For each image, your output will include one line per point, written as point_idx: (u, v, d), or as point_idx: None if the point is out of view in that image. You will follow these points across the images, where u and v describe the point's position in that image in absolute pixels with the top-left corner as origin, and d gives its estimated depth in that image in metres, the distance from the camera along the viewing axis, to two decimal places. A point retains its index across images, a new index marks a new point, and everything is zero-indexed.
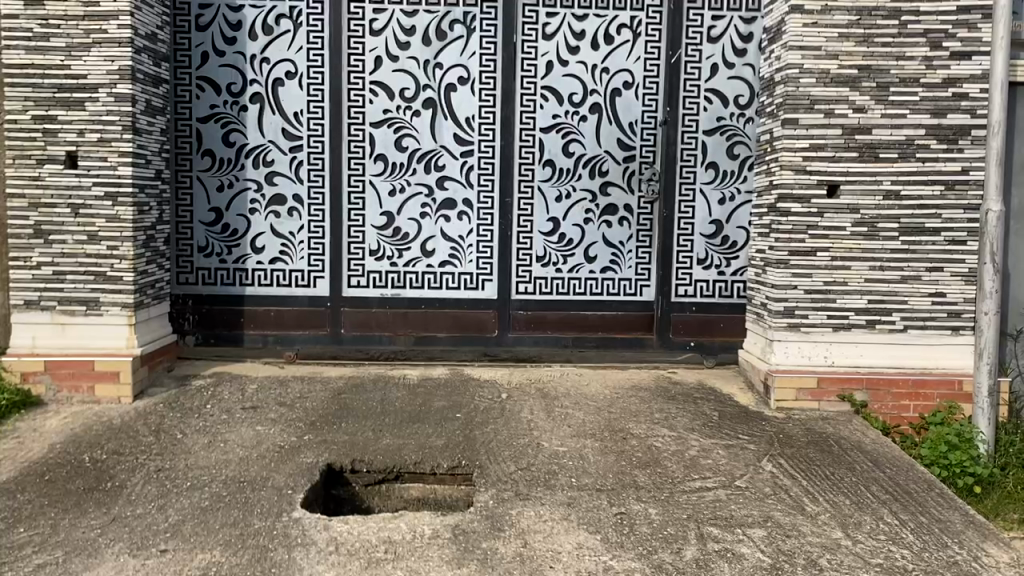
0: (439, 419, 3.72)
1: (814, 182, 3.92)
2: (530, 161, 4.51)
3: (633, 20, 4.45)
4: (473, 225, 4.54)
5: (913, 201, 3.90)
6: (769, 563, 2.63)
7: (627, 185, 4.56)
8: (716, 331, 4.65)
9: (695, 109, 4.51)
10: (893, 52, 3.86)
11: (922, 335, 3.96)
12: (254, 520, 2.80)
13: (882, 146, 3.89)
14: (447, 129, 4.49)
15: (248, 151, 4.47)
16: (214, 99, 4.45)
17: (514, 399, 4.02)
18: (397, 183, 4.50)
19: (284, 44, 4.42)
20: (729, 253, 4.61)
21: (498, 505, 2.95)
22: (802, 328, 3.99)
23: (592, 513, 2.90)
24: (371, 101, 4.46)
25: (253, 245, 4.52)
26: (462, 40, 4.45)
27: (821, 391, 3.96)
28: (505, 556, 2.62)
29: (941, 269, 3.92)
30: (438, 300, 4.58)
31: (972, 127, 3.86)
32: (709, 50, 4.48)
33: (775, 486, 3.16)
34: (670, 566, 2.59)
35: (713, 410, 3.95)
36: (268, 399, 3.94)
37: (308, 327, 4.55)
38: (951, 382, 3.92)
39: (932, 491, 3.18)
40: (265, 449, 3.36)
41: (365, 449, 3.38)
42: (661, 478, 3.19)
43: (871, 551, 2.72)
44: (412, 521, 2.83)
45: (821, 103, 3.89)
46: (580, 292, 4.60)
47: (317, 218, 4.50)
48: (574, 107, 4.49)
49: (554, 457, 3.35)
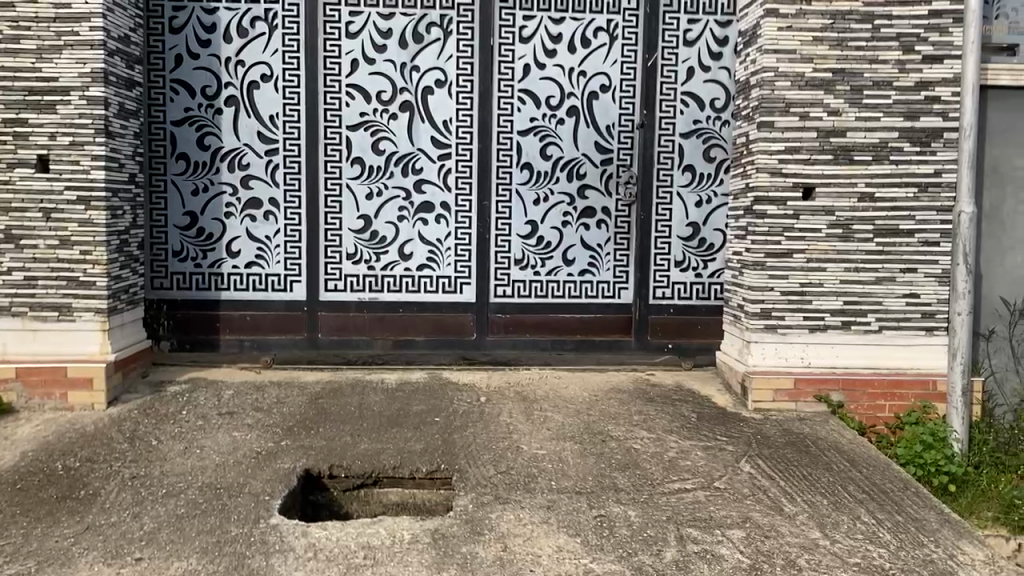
0: (418, 424, 3.70)
1: (789, 184, 3.95)
2: (507, 164, 4.51)
3: (610, 24, 4.46)
4: (451, 228, 4.53)
5: (887, 203, 3.94)
6: (748, 563, 2.64)
7: (604, 188, 4.57)
8: (693, 333, 4.67)
9: (671, 113, 4.54)
10: (866, 55, 3.90)
11: (896, 335, 4.00)
12: (231, 527, 2.76)
13: (856, 148, 3.93)
14: (424, 132, 4.48)
15: (223, 154, 4.44)
16: (188, 102, 4.41)
17: (492, 402, 4.02)
18: (374, 187, 4.48)
19: (259, 47, 4.39)
20: (706, 256, 4.63)
21: (477, 509, 2.93)
22: (779, 330, 4.02)
23: (572, 516, 2.90)
24: (348, 104, 4.43)
25: (228, 250, 4.48)
26: (439, 43, 4.44)
27: (798, 392, 3.99)
28: (485, 559, 2.61)
29: (915, 270, 3.96)
30: (417, 303, 4.56)
31: (944, 130, 3.91)
32: (685, 54, 4.50)
33: (753, 486, 3.18)
34: (650, 568, 2.59)
35: (691, 411, 3.97)
36: (244, 404, 3.90)
37: (285, 332, 4.51)
38: (925, 382, 3.97)
39: (908, 491, 3.20)
40: (242, 455, 3.33)
41: (343, 454, 3.35)
42: (640, 479, 3.19)
43: (848, 551, 2.73)
44: (391, 526, 2.81)
45: (796, 105, 3.92)
46: (559, 295, 4.60)
47: (293, 221, 4.46)
48: (551, 110, 4.50)
49: (533, 460, 3.35)
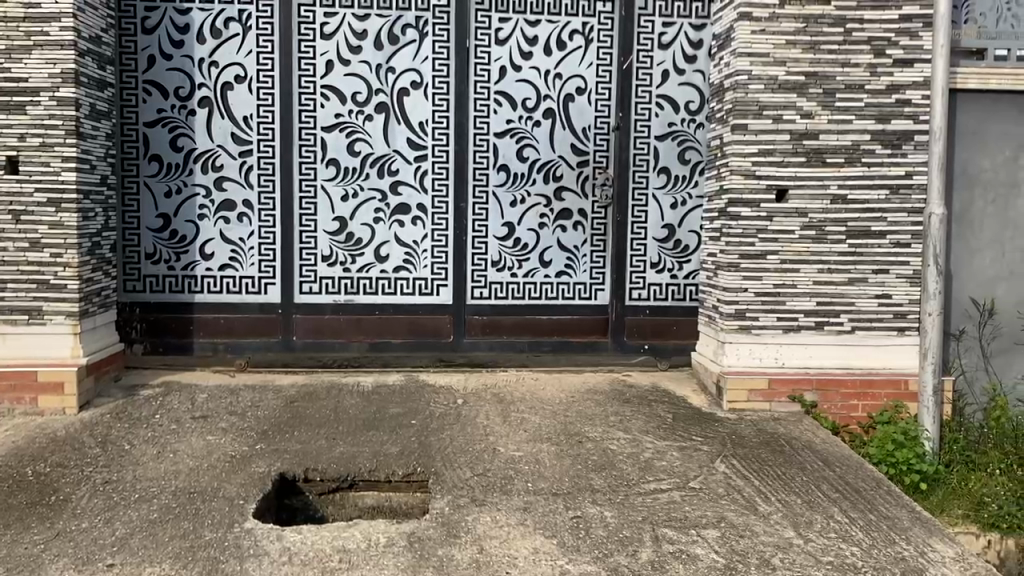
0: (394, 426, 3.69)
1: (763, 186, 3.98)
2: (484, 165, 4.51)
3: (585, 27, 4.48)
4: (427, 230, 4.52)
5: (859, 205, 3.98)
6: (723, 563, 2.65)
7: (580, 190, 4.58)
8: (668, 334, 4.69)
9: (647, 115, 4.56)
10: (838, 59, 3.94)
11: (869, 336, 4.04)
12: (205, 531, 2.74)
13: (829, 151, 3.98)
14: (400, 134, 4.47)
15: (197, 155, 4.40)
16: (161, 103, 4.37)
17: (469, 405, 4.01)
18: (349, 188, 4.46)
19: (232, 47, 4.36)
20: (681, 257, 4.66)
21: (453, 511, 2.93)
22: (753, 331, 4.05)
23: (549, 518, 2.90)
24: (323, 105, 4.41)
25: (201, 252, 4.44)
26: (414, 44, 4.43)
27: (772, 392, 4.02)
28: (461, 562, 2.61)
29: (887, 271, 4.01)
30: (393, 305, 4.54)
31: (915, 132, 3.96)
32: (660, 57, 4.53)
33: (728, 486, 3.20)
34: (626, 568, 2.60)
35: (668, 412, 3.99)
36: (219, 408, 3.87)
37: (260, 335, 4.48)
38: (898, 381, 4.02)
39: (880, 489, 3.24)
40: (216, 459, 3.30)
41: (318, 458, 3.33)
42: (617, 480, 3.21)
43: (822, 549, 2.76)
44: (367, 529, 2.80)
45: (769, 108, 3.95)
46: (536, 296, 4.61)
47: (268, 223, 4.44)
48: (527, 112, 4.50)
49: (510, 462, 3.35)
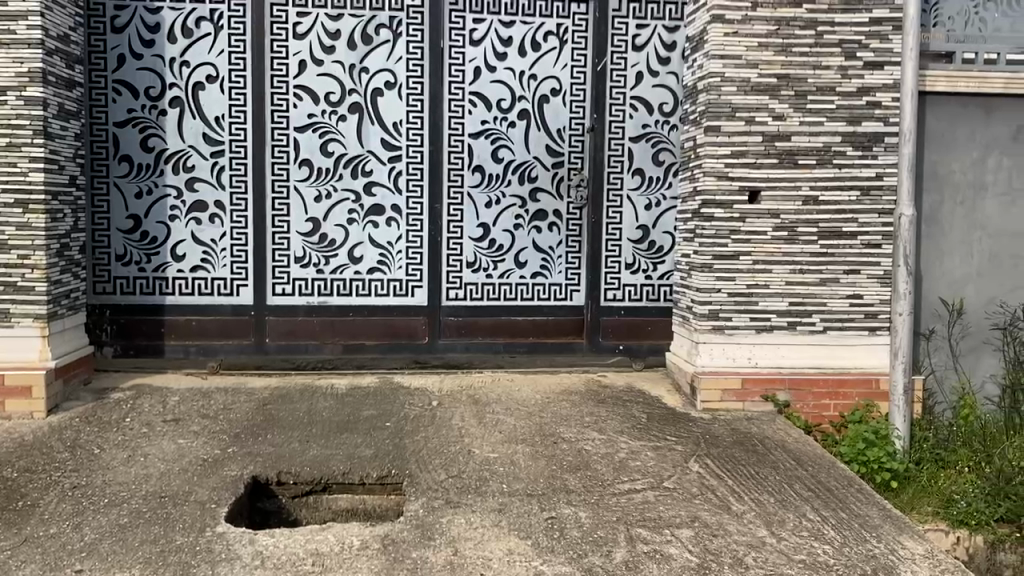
0: (368, 429, 3.67)
1: (736, 188, 4.01)
2: (458, 166, 4.50)
3: (560, 28, 4.49)
4: (402, 231, 4.50)
5: (831, 206, 4.02)
6: (696, 563, 2.66)
7: (555, 191, 4.59)
8: (643, 335, 4.70)
9: (621, 117, 4.57)
10: (810, 61, 3.97)
11: (841, 336, 4.08)
12: (175, 535, 2.71)
13: (801, 152, 4.01)
14: (374, 134, 4.45)
15: (168, 156, 4.36)
16: (132, 103, 4.33)
17: (444, 406, 4.00)
18: (323, 189, 4.44)
19: (204, 47, 4.32)
20: (656, 258, 4.67)
21: (428, 514, 2.92)
22: (726, 331, 4.08)
23: (524, 519, 2.90)
24: (296, 105, 4.38)
25: (173, 253, 4.40)
26: (388, 45, 4.42)
27: (744, 392, 4.03)
28: (436, 564, 2.60)
29: (858, 272, 4.05)
30: (367, 307, 4.52)
31: (885, 134, 4.01)
32: (634, 58, 4.54)
33: (702, 486, 3.22)
34: (600, 569, 2.60)
35: (642, 412, 4.00)
36: (191, 411, 3.83)
37: (232, 337, 4.44)
38: (869, 380, 4.07)
39: (852, 488, 3.27)
40: (188, 462, 3.27)
41: (291, 461, 3.31)
42: (592, 481, 3.21)
43: (794, 548, 2.78)
44: (341, 532, 2.79)
45: (742, 110, 3.98)
46: (511, 298, 4.61)
47: (240, 224, 4.40)
48: (502, 113, 4.50)
49: (484, 463, 3.34)
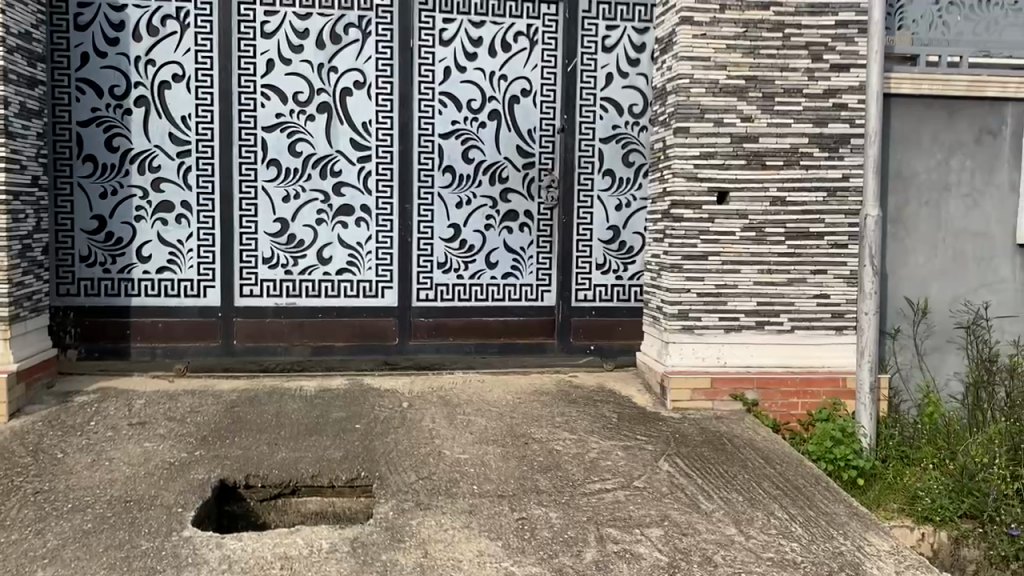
0: (337, 431, 3.65)
1: (704, 189, 4.04)
2: (428, 167, 4.49)
3: (530, 29, 4.49)
4: (372, 231, 4.48)
5: (798, 207, 4.06)
6: (666, 562, 2.68)
7: (526, 192, 4.59)
8: (614, 335, 4.72)
9: (591, 118, 4.58)
10: (777, 63, 4.01)
11: (809, 335, 4.12)
12: (141, 541, 2.68)
13: (768, 154, 4.05)
14: (343, 134, 4.42)
15: (133, 156, 4.31)
16: (96, 102, 4.27)
17: (415, 408, 3.99)
18: (291, 189, 4.40)
19: (170, 46, 4.27)
20: (626, 258, 4.69)
21: (398, 516, 2.90)
22: (695, 331, 4.10)
23: (494, 520, 2.90)
24: (263, 104, 4.35)
25: (139, 254, 4.35)
26: (357, 44, 4.39)
27: (714, 391, 4.07)
28: (405, 566, 2.59)
29: (825, 272, 4.09)
30: (336, 308, 4.49)
31: (851, 136, 4.05)
32: (604, 59, 4.55)
33: (672, 485, 3.24)
34: (571, 569, 2.61)
35: (613, 411, 4.02)
36: (157, 414, 3.79)
37: (199, 339, 4.40)
38: (834, 380, 4.11)
39: (819, 486, 3.30)
40: (153, 466, 3.23)
41: (260, 464, 3.28)
42: (562, 481, 3.22)
43: (762, 546, 2.80)
44: (310, 535, 2.76)
45: (710, 112, 4.01)
46: (482, 298, 4.60)
47: (207, 225, 4.36)
48: (472, 113, 4.50)
49: (455, 465, 3.34)
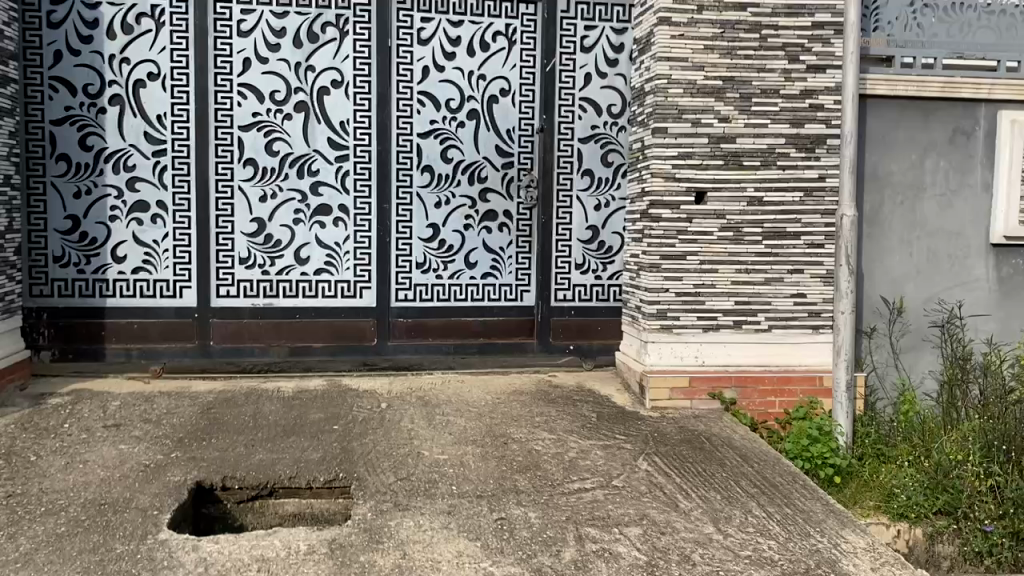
0: (315, 432, 3.63)
1: (682, 189, 4.05)
2: (407, 166, 4.48)
3: (508, 29, 4.49)
4: (350, 231, 4.45)
5: (775, 207, 4.09)
6: (645, 561, 2.68)
7: (505, 192, 4.59)
8: (593, 335, 4.72)
9: (570, 118, 4.59)
10: (754, 64, 4.04)
11: (786, 334, 4.15)
12: (115, 544, 2.65)
13: (746, 154, 4.07)
14: (321, 133, 4.40)
15: (108, 155, 4.26)
16: (69, 100, 4.22)
17: (393, 408, 3.98)
18: (268, 189, 4.37)
19: (144, 44, 4.23)
20: (605, 258, 4.69)
21: (376, 517, 2.89)
22: (674, 330, 4.11)
23: (473, 520, 2.89)
24: (240, 103, 4.32)
25: (113, 255, 4.30)
26: (335, 43, 4.37)
27: (693, 390, 4.10)
28: (384, 568, 2.57)
29: (802, 271, 4.12)
30: (314, 309, 4.46)
31: (827, 136, 4.09)
32: (583, 59, 4.56)
33: (651, 484, 3.25)
34: (549, 568, 2.61)
35: (592, 411, 4.02)
36: (132, 416, 3.75)
37: (175, 340, 4.36)
38: (811, 378, 4.15)
39: (796, 483, 3.32)
40: (129, 468, 3.19)
41: (237, 465, 3.25)
42: (541, 481, 3.22)
43: (740, 544, 2.81)
44: (287, 537, 2.75)
45: (688, 112, 4.03)
46: (461, 298, 4.59)
47: (183, 225, 4.32)
48: (451, 113, 4.49)
49: (434, 465, 3.33)
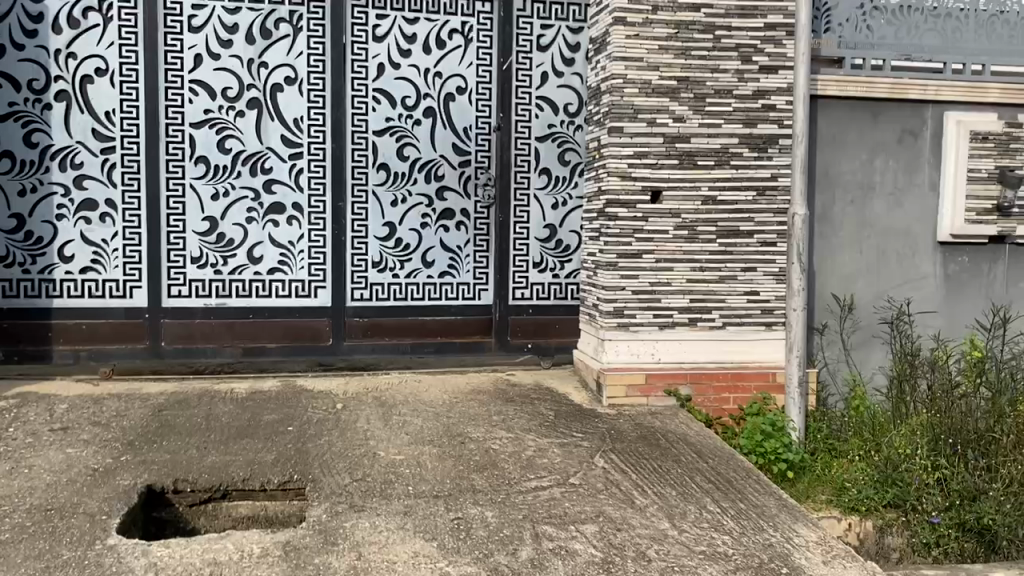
0: (270, 434, 3.58)
1: (638, 188, 4.09)
2: (363, 164, 4.44)
3: (464, 26, 4.48)
4: (304, 230, 4.41)
5: (729, 206, 4.14)
6: (601, 557, 2.70)
7: (462, 190, 4.58)
8: (551, 334, 4.73)
9: (527, 117, 4.59)
10: (708, 64, 4.08)
11: (739, 331, 4.19)
12: (62, 550, 2.59)
13: (700, 154, 4.11)
14: (274, 131, 4.34)
15: (54, 152, 4.17)
16: (13, 96, 4.12)
17: (349, 409, 3.95)
18: (220, 187, 4.31)
19: (92, 39, 4.15)
20: (563, 256, 4.70)
21: (331, 518, 2.87)
22: (632, 328, 4.14)
23: (429, 520, 2.88)
24: (191, 100, 4.25)
25: (60, 254, 4.21)
26: (288, 39, 4.32)
27: (649, 387, 4.12)
28: (340, 570, 2.55)
29: (755, 269, 4.17)
30: (269, 309, 4.41)
31: (780, 136, 4.15)
32: (539, 58, 4.57)
33: (607, 481, 3.27)
34: (506, 568, 2.60)
35: (549, 409, 4.03)
36: (81, 419, 3.67)
37: (125, 341, 4.27)
38: (765, 374, 4.19)
39: (750, 478, 3.37)
40: (76, 473, 3.12)
41: (189, 468, 3.20)
42: (498, 480, 3.22)
43: (695, 539, 2.84)
44: (241, 540, 2.71)
45: (644, 112, 4.06)
46: (417, 297, 4.57)
47: (133, 223, 4.24)
48: (407, 110, 4.47)
49: (390, 466, 3.31)
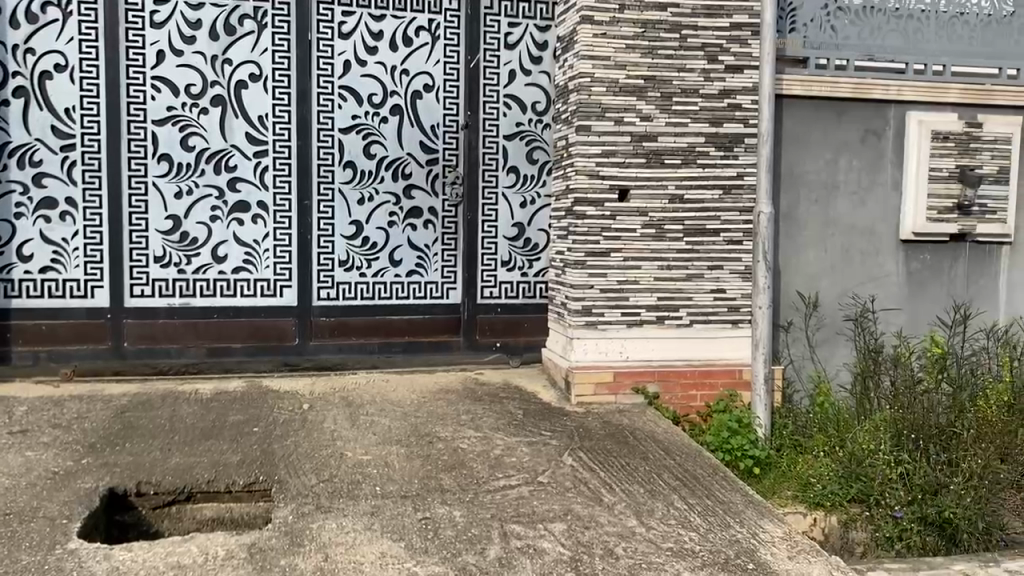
0: (235, 435, 3.54)
1: (606, 186, 4.10)
2: (329, 162, 4.41)
3: (431, 24, 4.46)
4: (269, 228, 4.36)
5: (695, 204, 4.16)
6: (569, 556, 2.70)
7: (429, 188, 4.56)
8: (519, 333, 4.73)
9: (495, 115, 4.58)
10: (675, 64, 4.10)
11: (706, 329, 4.22)
12: (21, 555, 2.54)
13: (667, 152, 4.13)
14: (238, 128, 4.29)
15: (12, 149, 4.09)
16: None
17: (316, 409, 3.92)
18: (183, 185, 4.26)
19: (51, 34, 4.07)
20: (531, 255, 4.70)
21: (297, 520, 2.84)
22: (599, 327, 4.15)
23: (397, 521, 2.87)
24: (153, 97, 4.18)
25: (19, 254, 4.13)
26: (252, 36, 4.27)
27: (616, 385, 4.14)
28: (306, 571, 2.53)
29: (721, 268, 4.21)
30: (234, 309, 4.36)
31: (745, 136, 4.18)
32: (506, 57, 4.56)
33: (575, 479, 3.27)
34: (474, 568, 2.59)
35: (517, 408, 4.03)
36: (41, 421, 3.60)
37: (87, 342, 4.20)
38: (731, 372, 4.23)
39: (717, 475, 3.39)
40: (36, 476, 3.07)
41: (152, 470, 3.16)
42: (466, 479, 3.21)
43: (662, 536, 2.86)
44: (205, 543, 2.68)
45: (611, 111, 4.07)
46: (385, 296, 4.55)
47: (94, 222, 4.17)
48: (373, 108, 4.44)
49: (357, 466, 3.29)
